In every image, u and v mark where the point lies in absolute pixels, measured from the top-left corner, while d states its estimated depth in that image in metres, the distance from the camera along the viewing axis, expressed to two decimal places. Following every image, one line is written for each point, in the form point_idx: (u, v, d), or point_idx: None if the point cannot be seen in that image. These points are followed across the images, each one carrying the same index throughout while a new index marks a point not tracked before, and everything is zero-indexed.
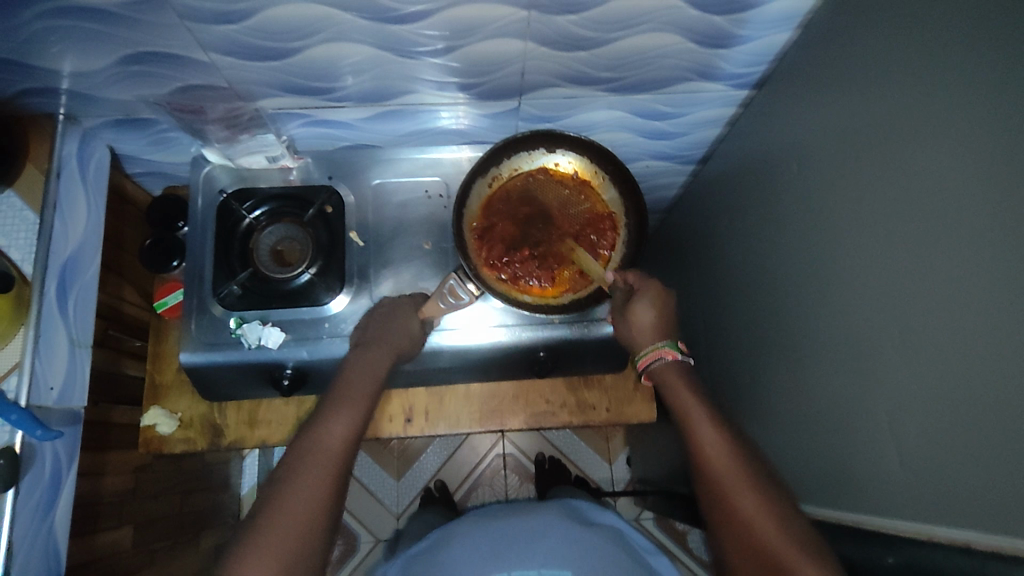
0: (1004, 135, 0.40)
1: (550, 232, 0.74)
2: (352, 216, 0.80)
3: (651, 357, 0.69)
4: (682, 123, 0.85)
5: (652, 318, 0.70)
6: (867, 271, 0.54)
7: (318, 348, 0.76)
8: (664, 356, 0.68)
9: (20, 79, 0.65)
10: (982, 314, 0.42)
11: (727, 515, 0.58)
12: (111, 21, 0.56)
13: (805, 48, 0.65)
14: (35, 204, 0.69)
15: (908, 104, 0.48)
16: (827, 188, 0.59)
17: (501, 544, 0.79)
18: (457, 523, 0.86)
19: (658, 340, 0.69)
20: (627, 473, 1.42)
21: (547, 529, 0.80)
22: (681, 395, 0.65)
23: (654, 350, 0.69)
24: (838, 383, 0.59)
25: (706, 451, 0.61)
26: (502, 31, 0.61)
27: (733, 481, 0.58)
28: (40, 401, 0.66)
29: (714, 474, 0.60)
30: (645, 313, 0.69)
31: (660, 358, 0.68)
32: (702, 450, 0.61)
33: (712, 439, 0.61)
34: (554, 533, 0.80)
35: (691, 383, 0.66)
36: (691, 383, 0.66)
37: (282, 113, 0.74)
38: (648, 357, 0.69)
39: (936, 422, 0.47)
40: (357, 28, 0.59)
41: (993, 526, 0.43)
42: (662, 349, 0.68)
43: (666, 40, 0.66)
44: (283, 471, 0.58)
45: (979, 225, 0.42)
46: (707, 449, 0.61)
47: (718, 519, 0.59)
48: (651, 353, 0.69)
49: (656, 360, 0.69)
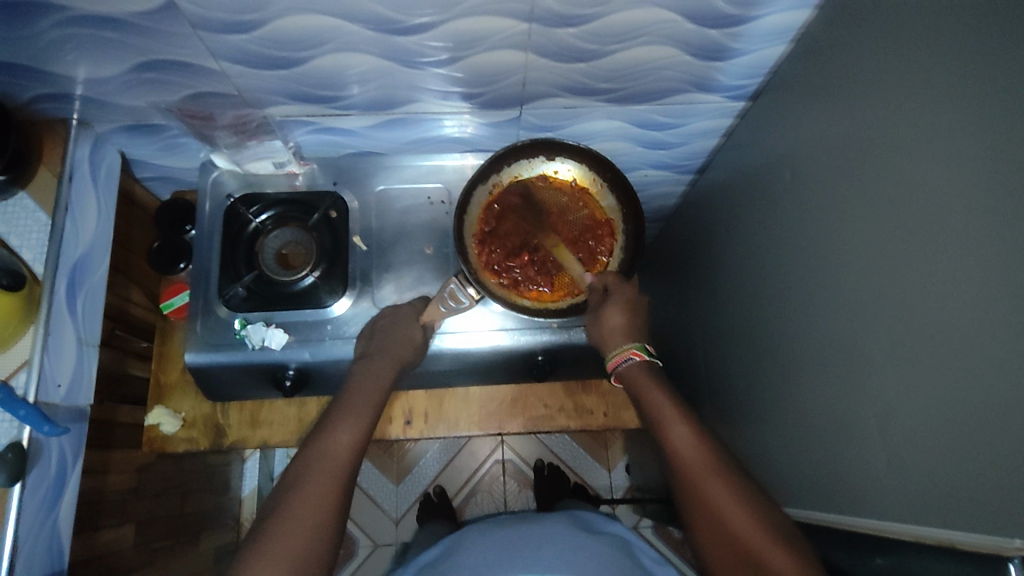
0: (988, 146, 0.41)
1: (551, 236, 0.76)
2: (356, 222, 0.82)
3: (618, 359, 0.71)
4: (680, 133, 0.87)
5: (621, 322, 0.70)
6: (856, 279, 0.55)
7: (320, 349, 0.77)
8: (632, 357, 0.71)
9: (36, 85, 0.67)
10: (966, 320, 0.43)
11: (710, 520, 0.60)
12: (126, 30, 0.58)
13: (799, 61, 0.67)
14: (47, 206, 0.70)
15: (896, 115, 0.50)
16: (819, 197, 0.61)
17: (500, 550, 0.79)
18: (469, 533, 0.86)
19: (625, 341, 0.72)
20: (626, 480, 1.42)
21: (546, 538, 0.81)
22: (652, 396, 0.67)
23: (621, 352, 0.71)
24: (827, 389, 0.60)
25: (686, 457, 0.63)
26: (504, 43, 0.63)
27: (710, 487, 0.61)
28: (47, 397, 0.67)
29: (695, 478, 0.62)
30: (615, 317, 0.70)
31: (628, 360, 0.70)
32: (679, 458, 0.63)
33: (688, 445, 0.63)
34: (553, 542, 0.80)
35: (665, 387, 0.68)
36: (664, 390, 0.68)
37: (290, 120, 0.76)
38: (618, 356, 0.71)
39: (922, 425, 0.48)
40: (363, 39, 0.61)
41: (977, 526, 0.44)
42: (629, 351, 0.71)
43: (664, 53, 0.68)
44: (292, 479, 0.60)
45: (964, 233, 0.43)
46: (687, 456, 0.63)
47: (703, 524, 0.61)
48: (619, 354, 0.71)
49: (624, 361, 0.71)
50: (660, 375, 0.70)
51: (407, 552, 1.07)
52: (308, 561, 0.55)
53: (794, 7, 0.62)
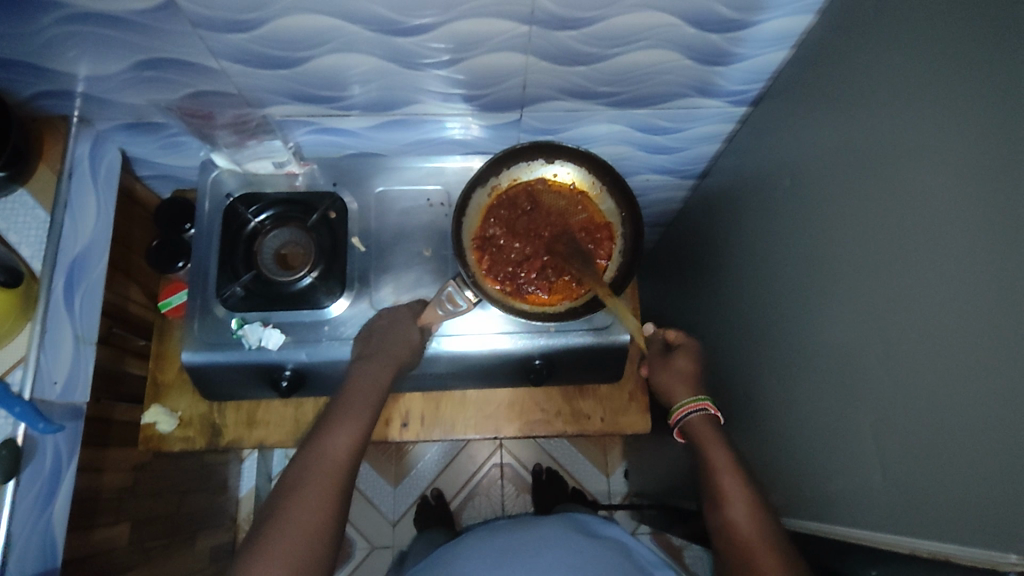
0: (988, 154, 0.41)
1: (580, 261, 0.73)
2: (354, 223, 0.81)
3: (687, 409, 0.71)
4: (681, 137, 0.86)
5: (690, 368, 0.75)
6: (855, 287, 0.55)
7: (317, 350, 0.76)
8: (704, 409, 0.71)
9: (36, 82, 0.67)
10: (966, 330, 0.43)
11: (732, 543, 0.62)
12: (127, 28, 0.59)
13: (800, 66, 0.66)
14: (46, 203, 0.70)
15: (899, 121, 0.49)
16: (819, 204, 0.60)
17: (495, 557, 0.79)
18: (466, 540, 0.86)
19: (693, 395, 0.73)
20: (624, 486, 1.41)
21: (543, 545, 0.80)
22: (715, 456, 0.66)
23: (694, 402, 0.71)
24: (825, 397, 0.60)
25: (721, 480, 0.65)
26: (504, 45, 0.63)
27: (738, 513, 0.62)
28: (43, 394, 0.67)
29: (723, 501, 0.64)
30: (685, 362, 0.75)
31: (699, 411, 0.71)
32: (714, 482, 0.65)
33: (745, 517, 0.62)
34: (549, 548, 0.80)
35: (720, 435, 0.69)
36: (719, 437, 0.69)
37: (289, 121, 0.76)
38: (684, 408, 0.71)
39: (921, 435, 0.47)
40: (363, 39, 0.61)
41: (972, 539, 0.43)
42: (703, 403, 0.71)
43: (664, 57, 0.67)
44: (289, 482, 0.59)
45: (965, 241, 0.43)
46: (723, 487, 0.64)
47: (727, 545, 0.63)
48: (688, 404, 0.71)
49: (694, 412, 0.71)
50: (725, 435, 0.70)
51: (405, 559, 1.06)
52: (313, 561, 0.55)
53: (796, 12, 0.62)
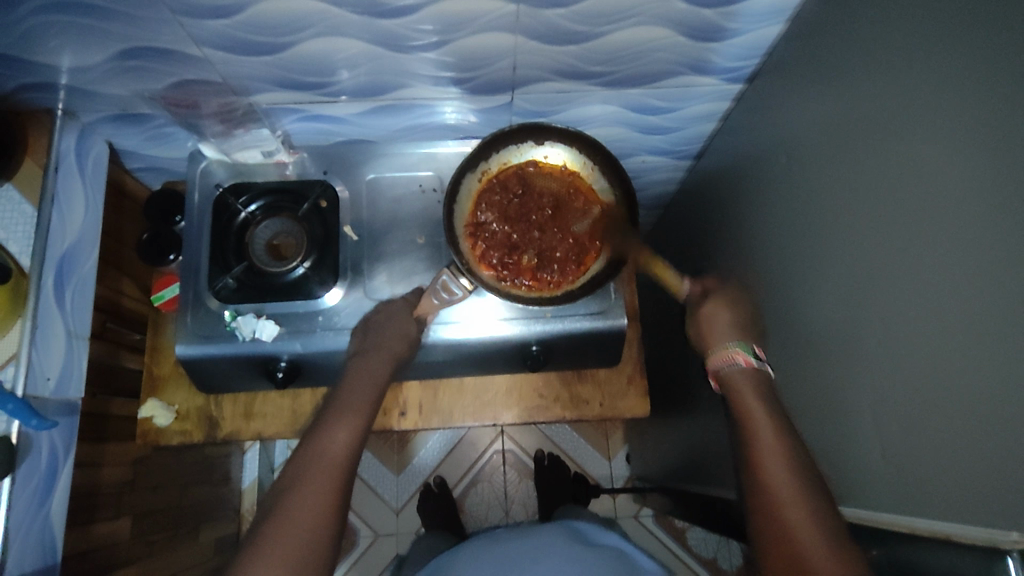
0: (989, 125, 0.40)
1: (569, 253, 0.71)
2: (346, 211, 0.80)
3: (721, 360, 0.67)
4: (676, 117, 0.85)
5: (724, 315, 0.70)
6: (857, 263, 0.53)
7: (311, 341, 0.76)
8: (736, 360, 0.66)
9: (18, 75, 0.66)
10: (969, 304, 0.41)
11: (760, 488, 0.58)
12: (106, 17, 0.57)
13: (795, 40, 0.65)
14: (33, 197, 0.70)
15: (896, 89, 0.48)
16: (818, 181, 0.59)
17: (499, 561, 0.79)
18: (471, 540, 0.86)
19: (728, 342, 0.68)
20: (626, 470, 1.42)
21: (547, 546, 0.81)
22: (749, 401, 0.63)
23: (725, 353, 0.67)
24: (826, 376, 0.59)
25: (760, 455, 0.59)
26: (491, 26, 0.62)
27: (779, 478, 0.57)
28: (36, 391, 0.67)
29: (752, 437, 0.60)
30: (716, 311, 0.70)
31: (732, 362, 0.66)
32: (752, 457, 0.59)
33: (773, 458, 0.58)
34: (554, 550, 0.80)
35: (764, 391, 0.64)
36: (760, 390, 0.64)
37: (276, 108, 0.75)
38: (721, 358, 0.67)
39: (923, 414, 0.46)
40: (347, 23, 0.60)
41: (972, 517, 0.43)
42: (734, 352, 0.66)
43: (656, 34, 0.66)
44: (287, 480, 0.59)
45: (966, 215, 0.41)
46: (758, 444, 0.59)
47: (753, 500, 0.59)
48: (722, 354, 0.67)
49: (728, 363, 0.66)
50: (769, 383, 0.65)
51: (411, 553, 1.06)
52: (312, 554, 0.55)
53: None
